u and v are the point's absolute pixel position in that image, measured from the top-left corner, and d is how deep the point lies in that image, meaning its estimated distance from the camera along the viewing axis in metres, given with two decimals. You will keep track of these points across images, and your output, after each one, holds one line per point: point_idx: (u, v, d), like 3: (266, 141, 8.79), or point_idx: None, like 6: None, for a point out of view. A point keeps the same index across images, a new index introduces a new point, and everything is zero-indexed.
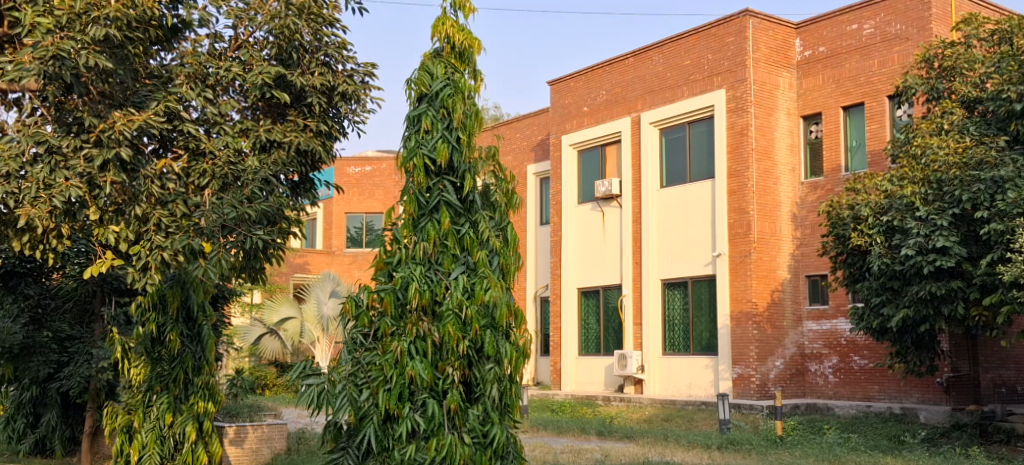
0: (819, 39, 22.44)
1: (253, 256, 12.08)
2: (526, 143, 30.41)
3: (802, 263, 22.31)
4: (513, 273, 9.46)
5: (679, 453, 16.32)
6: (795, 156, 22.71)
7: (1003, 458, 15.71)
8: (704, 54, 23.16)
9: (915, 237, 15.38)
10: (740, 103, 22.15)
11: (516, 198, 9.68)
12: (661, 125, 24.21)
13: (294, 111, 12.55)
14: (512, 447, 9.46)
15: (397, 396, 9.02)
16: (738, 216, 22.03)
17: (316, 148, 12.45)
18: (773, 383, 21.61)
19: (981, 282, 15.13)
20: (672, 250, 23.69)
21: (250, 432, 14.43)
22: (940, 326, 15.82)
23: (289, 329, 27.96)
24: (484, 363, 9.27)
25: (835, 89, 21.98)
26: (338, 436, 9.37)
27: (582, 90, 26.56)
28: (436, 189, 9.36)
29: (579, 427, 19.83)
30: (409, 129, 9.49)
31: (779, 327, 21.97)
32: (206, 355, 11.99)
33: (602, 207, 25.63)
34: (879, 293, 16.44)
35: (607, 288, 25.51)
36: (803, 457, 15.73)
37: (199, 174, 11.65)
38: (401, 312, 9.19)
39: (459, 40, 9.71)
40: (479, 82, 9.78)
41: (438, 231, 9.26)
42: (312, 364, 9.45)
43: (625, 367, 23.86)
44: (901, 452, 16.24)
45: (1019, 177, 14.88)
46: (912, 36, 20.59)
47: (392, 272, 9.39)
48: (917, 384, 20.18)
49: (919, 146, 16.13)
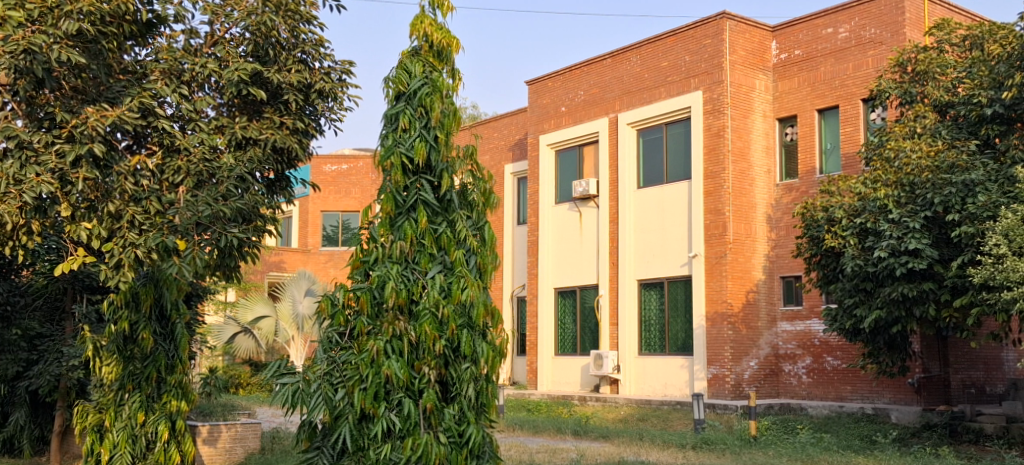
0: (795, 42, 22.55)
1: (227, 254, 12.10)
2: (503, 142, 30.39)
3: (776, 264, 22.41)
4: (490, 273, 9.42)
5: (654, 453, 16.29)
6: (771, 158, 22.79)
7: (972, 457, 15.81)
8: (682, 55, 23.20)
9: (888, 239, 15.47)
10: (717, 105, 22.19)
11: (494, 198, 9.65)
12: (638, 126, 24.23)
13: (271, 108, 12.46)
14: (488, 446, 9.44)
15: (373, 395, 8.96)
16: (714, 216, 22.08)
17: (292, 146, 12.36)
18: (747, 383, 21.67)
19: (952, 284, 15.27)
20: (649, 251, 23.72)
21: (223, 431, 14.30)
22: (912, 327, 15.93)
23: (263, 328, 27.72)
24: (461, 363, 9.22)
25: (810, 92, 22.10)
26: (313, 436, 9.28)
27: (560, 90, 26.56)
28: (413, 188, 9.31)
29: (555, 427, 19.80)
30: (387, 127, 9.43)
31: (753, 327, 22.03)
32: (180, 354, 11.85)
33: (579, 207, 25.63)
34: (852, 294, 16.52)
35: (584, 288, 25.52)
36: (776, 457, 15.76)
37: (174, 171, 11.51)
38: (378, 311, 9.14)
39: (437, 39, 9.66)
40: (457, 81, 9.74)
41: (416, 230, 9.21)
42: (287, 363, 9.34)
43: (601, 367, 23.86)
44: (873, 452, 16.29)
45: (990, 181, 15.02)
46: (886, 40, 20.72)
47: (369, 271, 9.29)
48: (889, 384, 20.33)
49: (892, 149, 16.19)
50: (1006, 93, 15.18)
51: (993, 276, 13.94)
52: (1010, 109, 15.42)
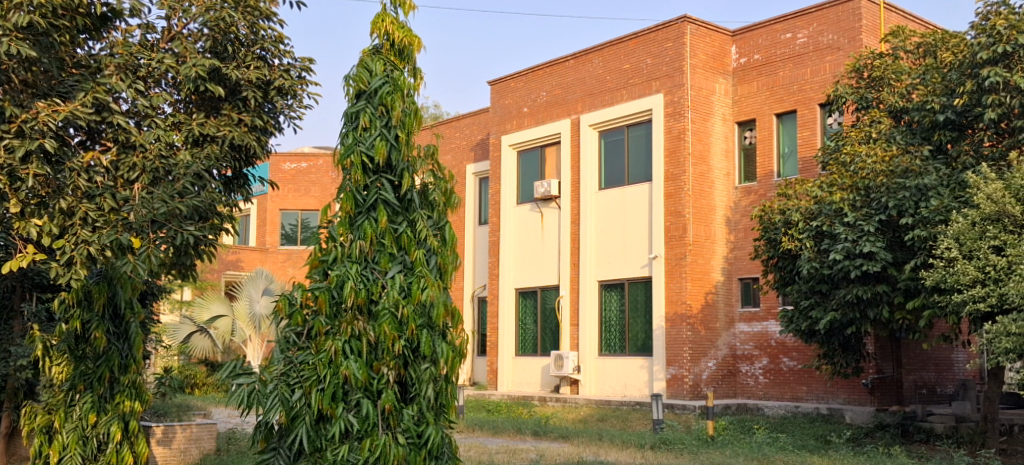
0: (755, 47, 22.72)
1: (183, 252, 12.17)
2: (465, 142, 30.34)
3: (734, 266, 22.57)
4: (450, 273, 9.40)
5: (613, 453, 16.30)
6: (730, 161, 22.93)
7: (923, 457, 15.99)
8: (643, 58, 23.28)
9: (844, 242, 15.56)
10: (678, 107, 22.29)
11: (455, 198, 9.61)
12: (600, 128, 24.27)
13: (228, 105, 12.41)
14: (447, 447, 9.39)
15: (331, 396, 8.90)
16: (674, 218, 22.15)
17: (250, 143, 12.35)
18: (705, 383, 21.77)
19: (905, 287, 15.44)
20: (609, 252, 23.76)
21: (178, 432, 14.13)
22: (866, 328, 16.08)
23: (220, 327, 27.47)
24: (420, 363, 9.17)
25: (768, 96, 22.27)
26: (270, 437, 9.14)
27: (522, 91, 26.54)
28: (373, 188, 9.23)
29: (515, 427, 19.79)
30: (347, 126, 9.34)
31: (712, 328, 22.13)
32: (133, 354, 11.64)
33: (541, 208, 25.63)
34: (808, 296, 16.70)
35: (545, 289, 25.51)
36: (733, 457, 15.83)
37: (129, 167, 11.40)
38: (336, 311, 9.04)
39: (399, 37, 9.59)
40: (419, 80, 9.68)
41: (376, 230, 9.13)
42: (243, 363, 9.17)
43: (562, 367, 23.86)
44: (827, 452, 16.43)
45: (942, 186, 15.21)
46: (843, 46, 20.91)
47: (328, 270, 9.18)
48: (844, 384, 20.52)
49: (848, 154, 16.30)
50: (958, 99, 15.41)
51: (944, 279, 14.08)
52: (961, 115, 15.61)
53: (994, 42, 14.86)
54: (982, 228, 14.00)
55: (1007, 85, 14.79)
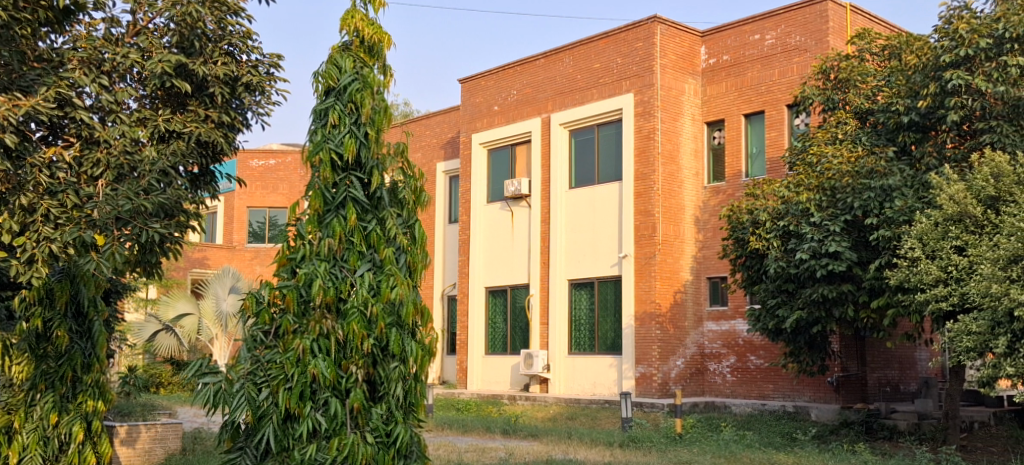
0: (724, 48, 22.81)
1: (149, 250, 12.04)
2: (435, 140, 30.26)
3: (703, 265, 22.65)
4: (420, 271, 9.33)
5: (581, 452, 16.25)
6: (699, 161, 23.00)
7: (887, 454, 16.10)
8: (614, 58, 23.31)
9: (810, 241, 15.66)
10: (648, 107, 22.32)
11: (425, 196, 9.54)
12: (570, 127, 24.27)
13: (195, 101, 12.44)
14: (416, 447, 9.33)
15: (298, 395, 8.82)
16: (644, 218, 22.17)
17: (217, 140, 12.39)
18: (674, 381, 21.83)
19: (869, 286, 15.56)
20: (579, 251, 23.76)
21: (142, 431, 13.96)
22: (832, 327, 16.17)
23: (186, 326, 27.17)
24: (389, 362, 9.11)
25: (736, 97, 22.37)
26: (236, 436, 9.05)
27: (492, 89, 26.48)
28: (342, 185, 9.16)
29: (484, 426, 19.73)
30: (316, 123, 9.25)
31: (680, 327, 22.19)
32: (96, 352, 11.30)
33: (511, 206, 25.58)
34: (775, 295, 16.75)
35: (515, 288, 25.48)
36: (701, 455, 15.83)
37: (93, 163, 11.29)
38: (304, 309, 8.97)
39: (368, 34, 9.51)
40: (389, 77, 9.61)
41: (345, 227, 9.06)
42: (209, 361, 9.06)
43: (531, 366, 23.83)
44: (793, 449, 16.51)
45: (907, 186, 15.33)
46: (810, 48, 21.03)
47: (296, 268, 9.07)
48: (809, 383, 20.63)
49: (814, 154, 16.40)
50: (922, 101, 15.44)
51: (908, 278, 14.19)
52: (925, 117, 15.68)
53: (957, 45, 15.01)
54: (945, 229, 14.10)
55: (970, 87, 14.94)
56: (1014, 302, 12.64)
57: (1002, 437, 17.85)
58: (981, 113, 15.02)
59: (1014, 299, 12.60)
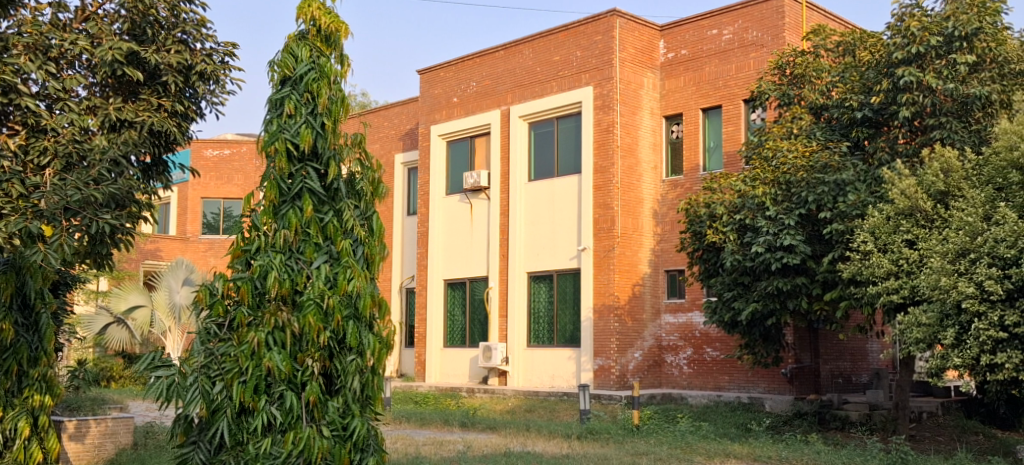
0: (682, 42, 22.86)
1: (99, 241, 11.80)
2: (394, 131, 30.04)
3: (661, 258, 22.72)
4: (377, 263, 9.21)
5: (539, 444, 16.21)
6: (657, 154, 23.06)
7: (839, 443, 16.24)
8: (573, 51, 23.28)
9: (765, 235, 15.74)
10: (607, 100, 22.31)
11: (382, 188, 9.44)
12: (529, 119, 24.20)
13: (147, 90, 12.38)
14: (373, 439, 9.22)
15: (253, 389, 8.69)
16: (602, 211, 22.16)
17: (171, 129, 12.30)
18: (631, 373, 21.88)
19: (822, 279, 15.70)
20: (538, 244, 23.70)
21: (92, 426, 13.71)
22: (786, 319, 16.24)
23: (138, 318, 26.72)
24: (346, 355, 9.00)
25: (694, 91, 22.43)
26: (190, 430, 8.92)
27: (452, 80, 26.33)
28: (298, 176, 9.02)
29: (442, 419, 19.63)
30: (271, 113, 9.11)
31: (638, 319, 22.24)
32: (44, 346, 10.98)
33: (470, 199, 25.45)
34: (730, 288, 16.78)
35: (473, 280, 25.38)
36: (657, 446, 15.86)
37: (40, 152, 11.22)
38: (259, 302, 8.84)
39: (325, 23, 9.36)
40: (346, 67, 9.47)
41: (300, 219, 8.93)
42: (162, 354, 8.90)
43: (490, 359, 23.75)
44: (747, 439, 16.59)
45: (859, 181, 15.45)
46: (766, 43, 21.14)
47: (251, 260, 8.93)
48: (764, 374, 20.81)
49: (770, 149, 16.45)
50: (875, 98, 15.61)
51: (860, 271, 14.30)
52: (878, 113, 15.85)
53: (908, 42, 15.20)
54: (896, 223, 14.23)
55: (920, 84, 15.10)
56: (962, 295, 12.82)
57: (951, 428, 18.10)
58: (931, 109, 15.17)
59: (960, 291, 12.79)
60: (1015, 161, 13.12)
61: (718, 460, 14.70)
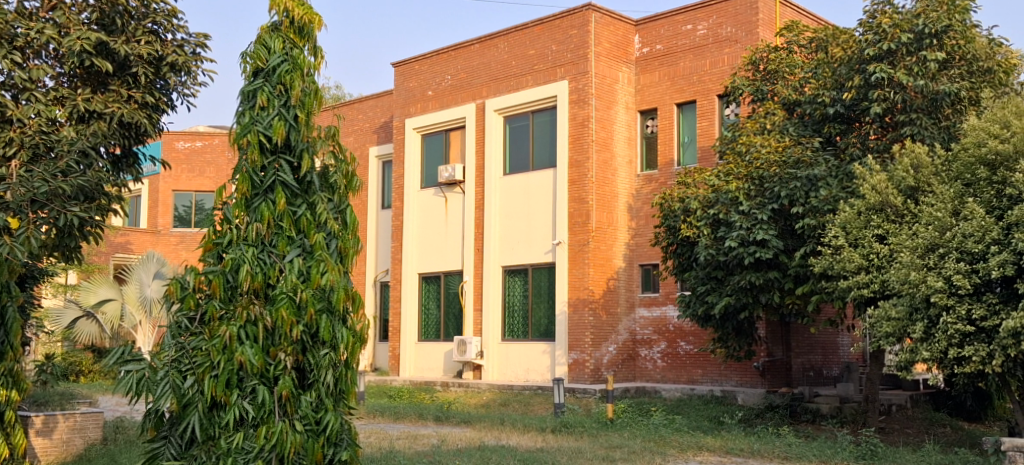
0: (656, 37, 22.86)
1: (67, 234, 11.69)
2: (368, 124, 29.88)
3: (636, 252, 22.74)
4: (351, 257, 9.14)
5: (513, 438, 16.17)
6: (632, 149, 23.07)
7: (810, 436, 16.31)
8: (549, 45, 23.23)
9: (738, 229, 15.73)
10: (582, 95, 22.28)
11: (356, 181, 9.36)
12: (504, 113, 24.13)
13: (117, 80, 12.25)
14: (346, 434, 9.18)
15: (225, 383, 8.59)
16: (577, 205, 22.14)
17: (141, 121, 12.20)
18: (606, 367, 21.90)
19: (794, 273, 15.76)
20: (513, 238, 23.66)
21: (60, 421, 13.57)
22: (758, 313, 16.26)
23: (108, 312, 26.29)
24: (319, 349, 8.91)
25: (669, 86, 22.45)
26: (161, 425, 8.84)
27: (427, 73, 26.20)
28: (271, 168, 8.93)
29: (416, 413, 19.56)
30: (243, 104, 9.00)
31: (612, 313, 22.25)
32: (11, 340, 10.36)
33: (445, 192, 25.36)
34: (704, 282, 16.78)
35: (448, 274, 25.30)
36: (631, 439, 15.87)
37: (6, 143, 11.26)
38: (231, 295, 8.75)
39: (298, 15, 9.24)
40: (319, 59, 9.38)
41: (273, 212, 8.83)
42: (132, 348, 8.84)
43: (464, 353, 23.68)
44: (720, 432, 16.64)
45: (831, 176, 15.50)
46: (740, 39, 21.19)
47: (223, 253, 8.83)
48: (736, 367, 20.88)
49: (743, 143, 16.47)
50: (847, 94, 15.65)
51: (831, 266, 14.34)
52: (850, 109, 15.90)
53: (880, 39, 15.30)
54: (867, 218, 14.30)
55: (891, 81, 15.19)
56: (930, 290, 12.86)
57: (919, 420, 18.27)
58: (903, 105, 15.25)
59: (929, 286, 12.82)
60: (983, 157, 13.19)
61: (691, 452, 14.73)
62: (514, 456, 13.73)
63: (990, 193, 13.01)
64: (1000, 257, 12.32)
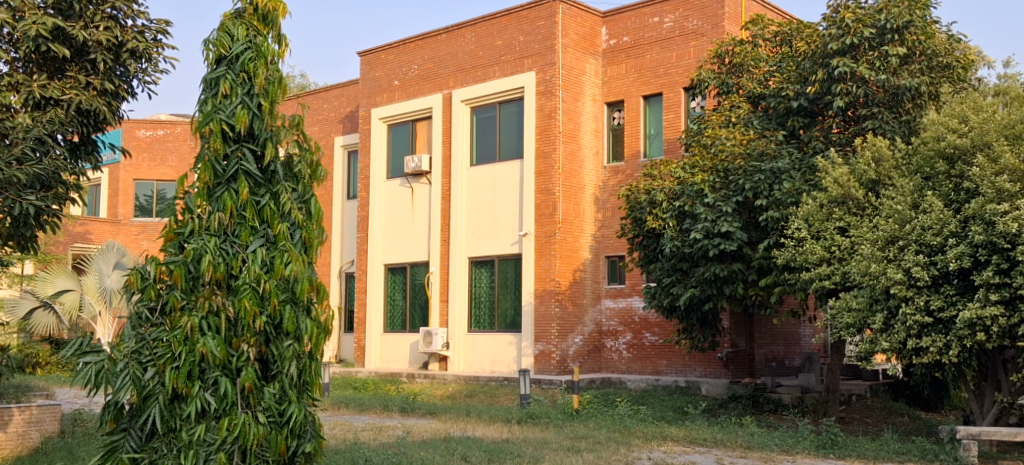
0: (623, 29, 22.84)
1: (22, 222, 11.78)
2: (334, 113, 29.63)
3: (602, 244, 22.73)
4: (315, 247, 9.03)
5: (479, 429, 16.10)
6: (599, 140, 23.04)
7: (772, 426, 16.38)
8: (516, 36, 23.12)
9: (703, 222, 15.71)
10: (549, 86, 22.21)
11: (321, 171, 9.24)
12: (472, 103, 24.00)
13: (74, 66, 12.24)
14: (310, 426, 9.07)
15: (186, 374, 8.45)
16: (544, 196, 22.07)
17: (100, 108, 12.18)
18: (572, 358, 21.88)
19: (758, 265, 15.81)
20: (479, 229, 23.56)
21: (15, 414, 13.31)
22: (722, 304, 16.27)
23: (65, 302, 25.82)
24: (283, 340, 8.78)
25: (635, 79, 22.44)
26: (120, 418, 8.63)
27: (393, 63, 26.01)
28: (234, 157, 8.78)
29: (381, 405, 19.43)
30: (205, 93, 8.83)
31: (579, 304, 22.22)
32: None
33: (411, 183, 25.19)
34: (670, 274, 16.78)
35: (414, 265, 25.16)
36: (596, 430, 15.85)
37: None
38: (192, 286, 8.57)
39: (262, 2, 9.08)
40: (283, 47, 9.23)
41: (236, 202, 8.68)
42: (90, 340, 8.65)
43: (430, 344, 23.56)
44: (684, 422, 16.67)
45: (795, 170, 15.59)
46: (706, 32, 21.21)
47: (184, 244, 8.66)
48: (701, 358, 20.93)
49: (709, 136, 16.45)
50: (811, 87, 15.70)
51: (794, 258, 14.39)
52: (813, 103, 15.96)
53: (843, 34, 15.27)
54: (829, 211, 14.36)
55: (854, 75, 15.26)
56: (891, 282, 12.91)
57: (878, 410, 18.42)
58: (864, 99, 15.37)
59: (889, 277, 12.88)
60: (942, 151, 13.26)
61: (655, 443, 14.72)
62: (479, 448, 13.64)
63: (948, 187, 13.09)
64: (958, 250, 12.40)
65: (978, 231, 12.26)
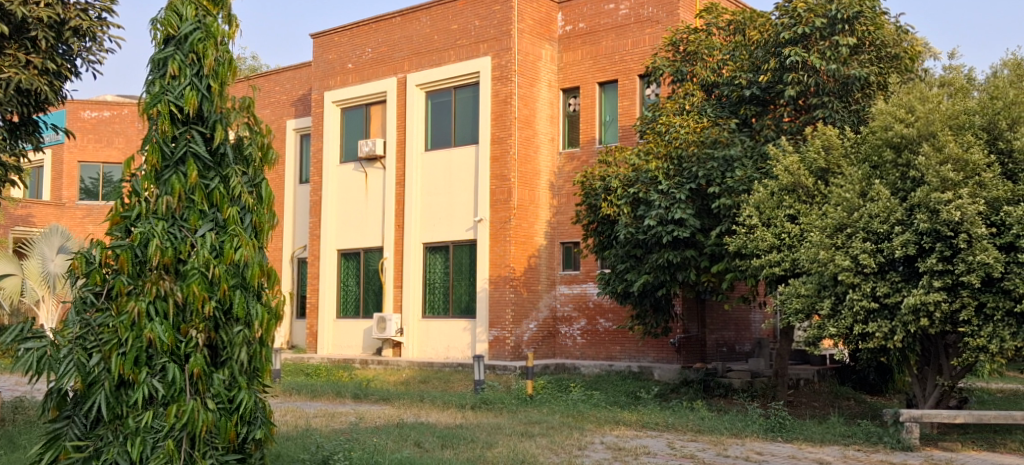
0: (580, 16, 22.79)
1: None
2: (286, 96, 29.26)
3: (557, 230, 22.70)
4: (266, 232, 8.88)
5: (432, 415, 16.00)
6: (554, 127, 22.97)
7: (722, 410, 16.49)
8: (471, 20, 22.97)
9: (657, 208, 15.71)
10: (504, 71, 22.08)
11: (271, 154, 9.09)
12: (427, 88, 23.81)
13: (14, 44, 12.08)
14: (261, 412, 8.93)
15: (133, 361, 8.26)
16: (499, 182, 21.98)
17: (40, 87, 12.11)
18: (526, 344, 21.85)
19: (710, 252, 15.86)
20: (434, 215, 23.42)
21: None
22: (675, 290, 16.31)
23: (7, 287, 25.35)
24: (232, 326, 8.62)
25: (591, 65, 22.42)
26: (63, 404, 8.48)
27: (347, 46, 25.72)
28: (182, 139, 8.59)
29: (334, 391, 19.25)
30: (153, 73, 8.62)
31: (533, 290, 22.19)
32: None
33: (365, 168, 24.96)
34: (624, 260, 16.76)
35: (368, 251, 24.95)
36: (550, 415, 15.83)
37: None
38: (139, 270, 8.39)
39: None
40: (233, 28, 9.03)
41: (184, 185, 8.50)
42: (31, 326, 8.51)
43: (384, 330, 23.39)
44: (636, 407, 16.71)
45: (746, 157, 15.67)
46: (661, 20, 21.21)
47: (131, 227, 8.49)
48: (653, 344, 21.05)
49: (663, 124, 16.44)
50: (763, 76, 15.78)
51: (746, 245, 14.43)
52: (766, 91, 16.04)
53: (795, 23, 15.37)
54: (779, 198, 14.42)
55: (805, 64, 15.30)
56: (839, 268, 12.98)
57: (825, 394, 18.64)
58: (815, 88, 15.41)
59: (837, 264, 12.95)
60: (890, 140, 13.35)
61: (608, 427, 14.72)
62: (432, 433, 13.54)
63: (896, 175, 13.19)
64: (903, 237, 12.49)
65: (923, 219, 12.37)
